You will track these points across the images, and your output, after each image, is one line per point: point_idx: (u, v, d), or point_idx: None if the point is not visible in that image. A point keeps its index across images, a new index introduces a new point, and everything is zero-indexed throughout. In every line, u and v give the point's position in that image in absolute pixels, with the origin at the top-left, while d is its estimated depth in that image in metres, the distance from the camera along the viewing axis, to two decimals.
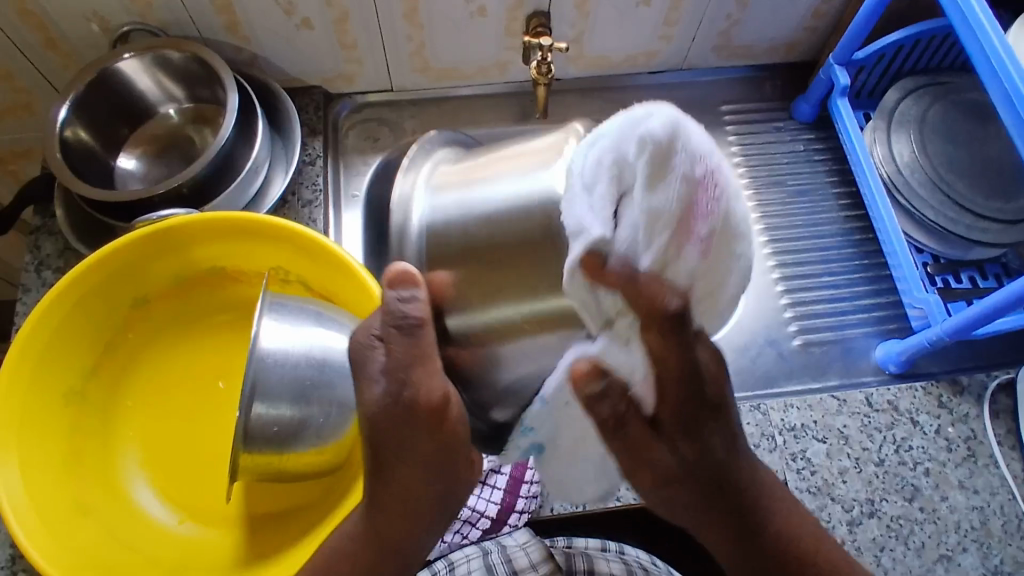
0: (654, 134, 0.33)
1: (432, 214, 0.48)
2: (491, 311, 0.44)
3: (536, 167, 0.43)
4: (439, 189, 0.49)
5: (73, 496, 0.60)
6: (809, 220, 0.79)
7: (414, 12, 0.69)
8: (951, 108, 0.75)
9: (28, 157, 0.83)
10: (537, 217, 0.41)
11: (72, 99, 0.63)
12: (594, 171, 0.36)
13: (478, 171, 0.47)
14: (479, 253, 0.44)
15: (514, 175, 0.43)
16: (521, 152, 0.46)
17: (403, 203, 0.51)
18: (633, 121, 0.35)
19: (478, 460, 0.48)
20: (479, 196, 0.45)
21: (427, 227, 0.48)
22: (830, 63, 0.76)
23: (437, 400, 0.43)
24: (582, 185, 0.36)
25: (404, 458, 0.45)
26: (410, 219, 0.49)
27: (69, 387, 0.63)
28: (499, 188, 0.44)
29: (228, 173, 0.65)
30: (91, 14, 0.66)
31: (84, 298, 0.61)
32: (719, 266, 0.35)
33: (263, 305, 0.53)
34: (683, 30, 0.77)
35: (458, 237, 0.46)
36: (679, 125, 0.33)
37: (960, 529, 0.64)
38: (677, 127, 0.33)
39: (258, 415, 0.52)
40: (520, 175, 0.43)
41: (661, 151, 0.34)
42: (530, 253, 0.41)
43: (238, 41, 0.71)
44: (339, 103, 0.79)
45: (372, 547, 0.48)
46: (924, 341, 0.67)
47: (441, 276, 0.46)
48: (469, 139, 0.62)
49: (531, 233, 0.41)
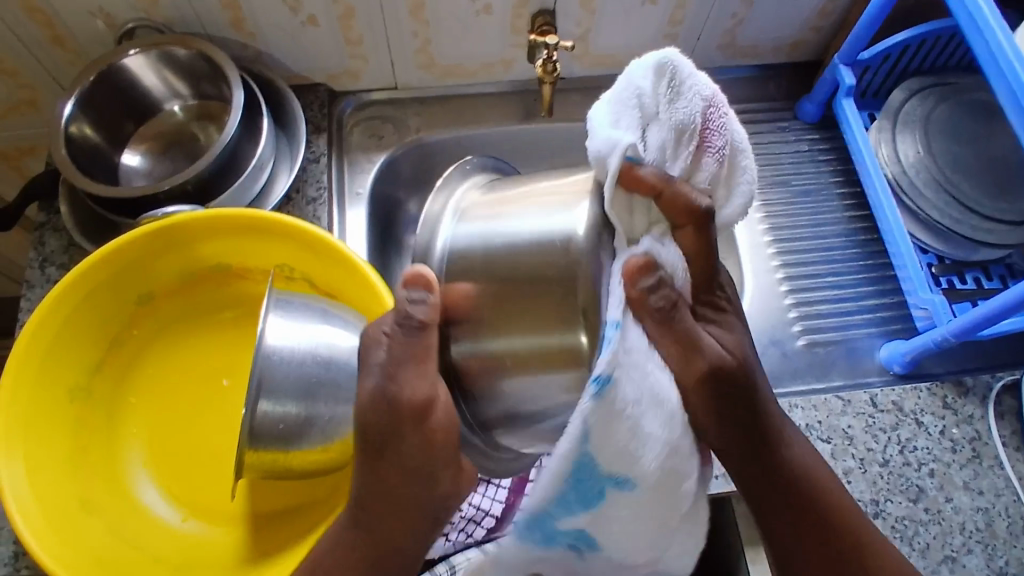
0: (672, 66, 0.41)
1: (452, 239, 0.52)
2: (505, 339, 0.46)
3: (561, 207, 0.45)
4: (465, 222, 0.53)
5: (78, 493, 0.60)
6: (814, 220, 0.79)
7: (420, 9, 0.69)
8: (956, 108, 0.74)
9: (32, 154, 0.83)
10: (557, 253, 0.43)
11: (78, 96, 0.63)
12: (618, 108, 0.42)
13: (505, 206, 0.50)
14: (503, 280, 0.46)
15: (540, 211, 0.46)
16: (550, 190, 0.48)
17: (431, 222, 0.56)
18: (647, 62, 0.42)
19: (470, 470, 0.46)
20: (502, 226, 0.48)
21: (448, 249, 0.52)
22: (835, 62, 0.76)
23: (420, 400, 0.43)
24: (609, 120, 0.41)
25: (390, 459, 0.44)
26: (435, 242, 0.54)
27: (75, 384, 0.63)
28: (524, 222, 0.47)
29: (234, 169, 0.65)
30: (97, 10, 0.66)
31: (91, 295, 0.61)
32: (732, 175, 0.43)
33: (268, 303, 0.53)
34: (688, 29, 0.77)
35: (479, 260, 0.48)
36: (688, 66, 0.42)
37: (965, 530, 0.64)
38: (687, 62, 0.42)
39: (264, 412, 0.52)
40: (545, 213, 0.46)
41: (675, 84, 0.41)
42: (549, 290, 0.43)
43: (244, 38, 0.71)
44: (343, 100, 0.79)
45: (369, 549, 0.47)
46: (929, 342, 0.66)
47: (460, 290, 0.48)
48: (505, 165, 0.67)
49: (551, 269, 0.43)
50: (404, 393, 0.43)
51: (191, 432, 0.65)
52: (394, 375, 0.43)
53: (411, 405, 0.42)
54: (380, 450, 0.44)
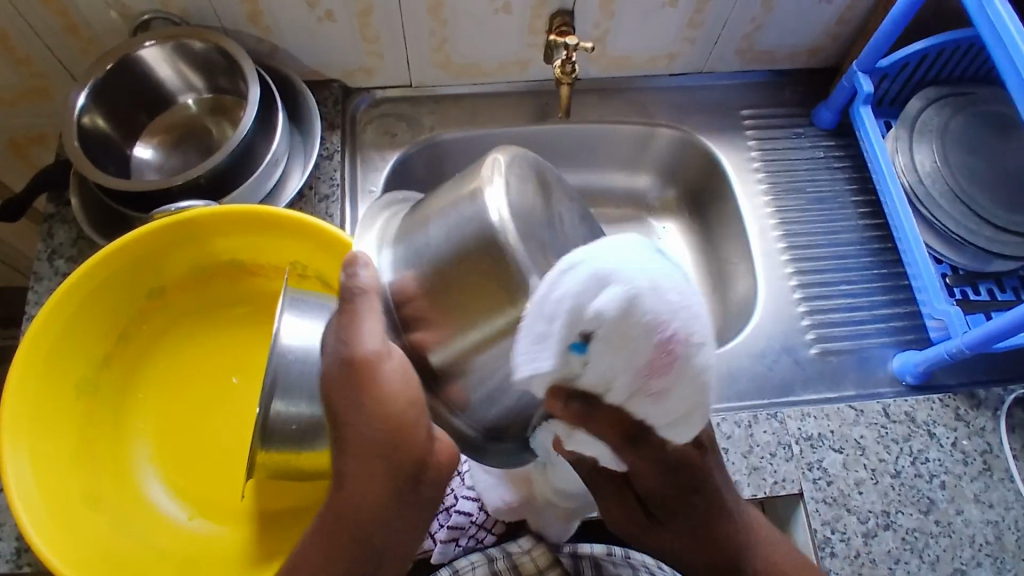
0: (615, 296, 0.37)
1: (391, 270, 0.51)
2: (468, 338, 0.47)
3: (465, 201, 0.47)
4: (400, 248, 0.51)
5: (83, 490, 0.59)
6: (829, 228, 0.79)
7: (438, 7, 0.69)
8: (973, 119, 0.74)
9: (42, 144, 0.83)
10: (480, 243, 0.46)
11: (91, 87, 0.63)
12: (551, 309, 0.39)
13: (421, 218, 0.51)
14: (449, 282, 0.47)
15: (449, 212, 0.48)
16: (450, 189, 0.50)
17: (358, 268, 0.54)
18: (593, 279, 0.38)
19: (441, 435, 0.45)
20: (428, 237, 0.49)
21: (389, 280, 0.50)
22: (854, 70, 0.75)
23: (371, 351, 0.43)
24: (535, 330, 0.40)
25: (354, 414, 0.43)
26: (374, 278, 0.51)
27: (83, 379, 0.62)
28: (441, 225, 0.48)
29: (248, 165, 0.64)
30: (111, 1, 0.65)
31: (100, 288, 0.61)
32: (689, 404, 0.40)
33: (283, 301, 0.53)
34: (706, 33, 0.77)
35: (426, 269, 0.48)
36: (638, 289, 0.37)
37: (974, 543, 0.64)
38: (633, 297, 0.37)
39: (277, 411, 0.51)
40: (453, 213, 0.48)
41: (626, 313, 0.37)
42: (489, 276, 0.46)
43: (259, 32, 0.70)
44: (357, 97, 0.78)
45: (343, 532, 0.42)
46: (942, 353, 0.66)
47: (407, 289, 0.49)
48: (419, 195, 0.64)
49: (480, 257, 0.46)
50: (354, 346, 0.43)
51: (200, 429, 0.65)
52: (349, 330, 0.44)
53: (363, 351, 0.43)
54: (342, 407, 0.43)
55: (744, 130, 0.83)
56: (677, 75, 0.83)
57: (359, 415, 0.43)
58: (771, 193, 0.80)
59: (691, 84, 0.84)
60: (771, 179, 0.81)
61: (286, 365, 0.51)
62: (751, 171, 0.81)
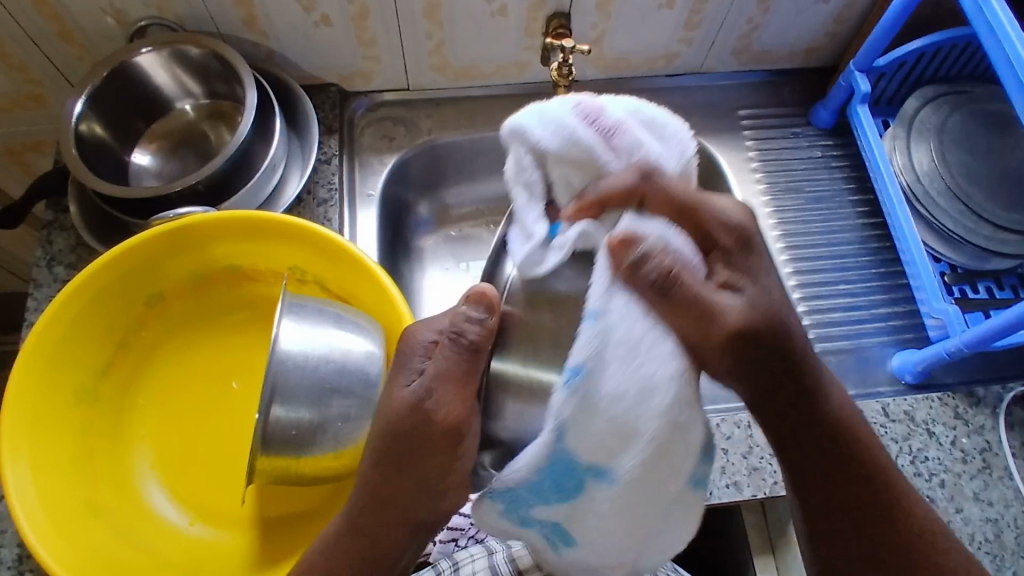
0: (519, 136, 0.45)
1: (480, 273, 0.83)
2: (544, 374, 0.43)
3: None
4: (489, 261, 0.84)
5: (84, 497, 0.59)
6: (827, 227, 0.79)
7: (435, 10, 0.69)
8: (970, 118, 0.74)
9: (38, 150, 0.82)
10: None
11: (88, 94, 0.63)
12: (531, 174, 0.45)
13: None
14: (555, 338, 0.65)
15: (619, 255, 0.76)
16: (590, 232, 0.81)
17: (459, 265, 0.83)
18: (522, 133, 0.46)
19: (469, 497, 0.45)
20: None
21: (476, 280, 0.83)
22: (851, 69, 0.75)
23: (453, 424, 0.41)
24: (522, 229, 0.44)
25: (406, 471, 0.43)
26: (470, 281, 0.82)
27: (82, 386, 0.62)
28: None
29: (245, 170, 0.64)
30: (107, 7, 0.65)
31: (99, 296, 0.61)
32: (665, 131, 0.45)
33: (282, 308, 0.53)
34: (703, 33, 0.77)
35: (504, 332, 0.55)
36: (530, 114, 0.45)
37: (974, 541, 0.64)
38: (534, 112, 0.45)
39: (277, 417, 0.51)
40: None
41: (546, 125, 0.44)
42: None
43: (256, 37, 0.70)
44: (355, 101, 0.78)
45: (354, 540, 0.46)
46: (941, 353, 0.66)
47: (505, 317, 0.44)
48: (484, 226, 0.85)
49: None
50: (424, 401, 0.42)
51: (201, 434, 0.65)
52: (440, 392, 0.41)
53: (442, 428, 0.41)
54: (396, 458, 0.43)
55: (742, 131, 0.83)
56: (674, 75, 0.83)
57: (406, 466, 0.43)
58: (769, 193, 0.80)
59: (689, 84, 0.84)
60: (769, 179, 0.81)
61: (286, 372, 0.51)
62: (748, 171, 0.81)
